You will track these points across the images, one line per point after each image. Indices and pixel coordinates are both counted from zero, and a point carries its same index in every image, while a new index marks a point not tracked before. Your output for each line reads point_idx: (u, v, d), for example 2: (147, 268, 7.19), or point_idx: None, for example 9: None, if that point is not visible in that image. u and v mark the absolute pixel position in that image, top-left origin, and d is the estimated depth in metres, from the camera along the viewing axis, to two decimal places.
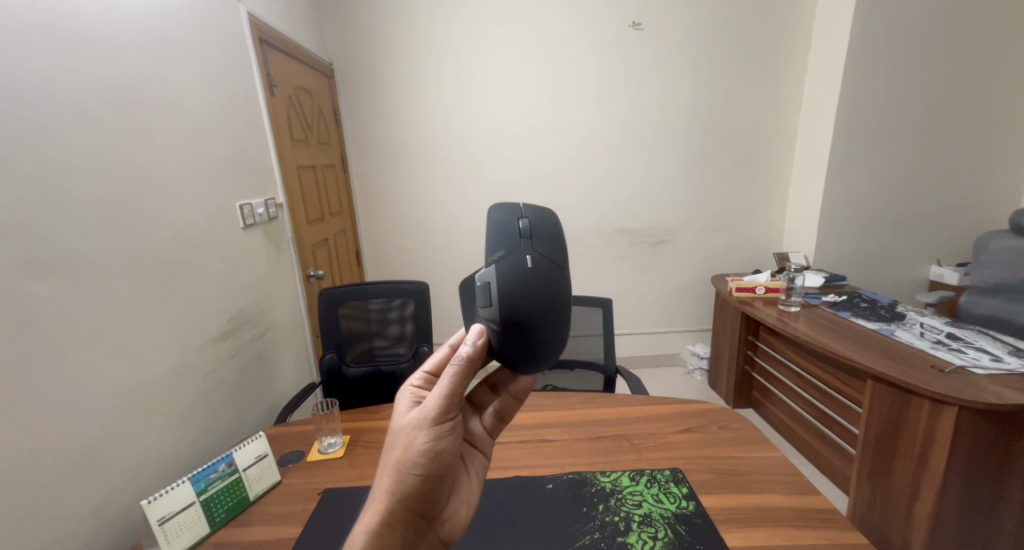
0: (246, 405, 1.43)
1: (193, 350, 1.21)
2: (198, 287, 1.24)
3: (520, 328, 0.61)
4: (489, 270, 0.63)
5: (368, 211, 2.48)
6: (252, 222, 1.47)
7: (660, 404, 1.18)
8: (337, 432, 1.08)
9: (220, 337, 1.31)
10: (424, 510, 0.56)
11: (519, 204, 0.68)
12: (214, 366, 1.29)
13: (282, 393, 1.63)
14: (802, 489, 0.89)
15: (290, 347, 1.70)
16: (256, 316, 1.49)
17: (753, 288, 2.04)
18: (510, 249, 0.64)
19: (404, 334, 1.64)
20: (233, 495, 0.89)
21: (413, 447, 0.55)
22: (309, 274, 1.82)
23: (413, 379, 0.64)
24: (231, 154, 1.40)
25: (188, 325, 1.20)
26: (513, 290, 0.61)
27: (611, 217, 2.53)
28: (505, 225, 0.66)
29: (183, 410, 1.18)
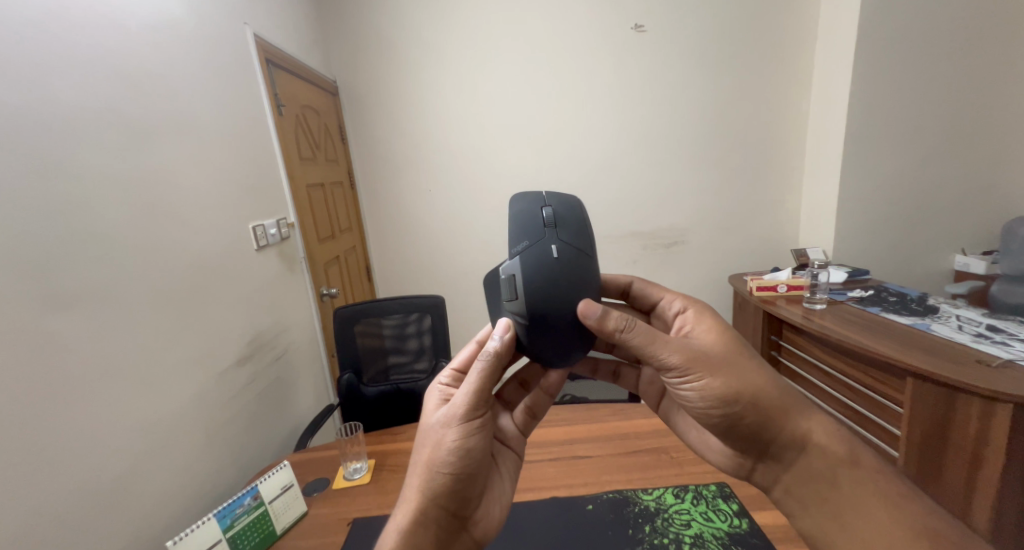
0: (266, 431, 1.39)
1: (212, 378, 1.18)
2: (214, 313, 1.20)
3: (542, 313, 0.79)
4: (514, 262, 0.80)
5: (376, 225, 2.46)
6: (266, 244, 1.44)
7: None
8: (362, 456, 1.05)
9: (239, 364, 1.28)
10: (451, 501, 0.72)
11: (542, 196, 0.85)
12: (234, 393, 1.26)
13: (302, 417, 1.59)
14: None
15: (309, 369, 1.67)
16: (273, 339, 1.45)
17: (774, 286, 2.00)
18: (535, 236, 0.83)
19: (422, 349, 1.61)
20: (259, 529, 0.85)
21: (441, 444, 0.72)
22: (323, 294, 1.79)
23: (442, 377, 0.83)
24: (243, 177, 1.39)
25: (206, 353, 1.16)
26: (535, 278, 0.79)
27: (620, 219, 2.49)
28: (532, 215, 0.84)
29: (206, 441, 1.14)
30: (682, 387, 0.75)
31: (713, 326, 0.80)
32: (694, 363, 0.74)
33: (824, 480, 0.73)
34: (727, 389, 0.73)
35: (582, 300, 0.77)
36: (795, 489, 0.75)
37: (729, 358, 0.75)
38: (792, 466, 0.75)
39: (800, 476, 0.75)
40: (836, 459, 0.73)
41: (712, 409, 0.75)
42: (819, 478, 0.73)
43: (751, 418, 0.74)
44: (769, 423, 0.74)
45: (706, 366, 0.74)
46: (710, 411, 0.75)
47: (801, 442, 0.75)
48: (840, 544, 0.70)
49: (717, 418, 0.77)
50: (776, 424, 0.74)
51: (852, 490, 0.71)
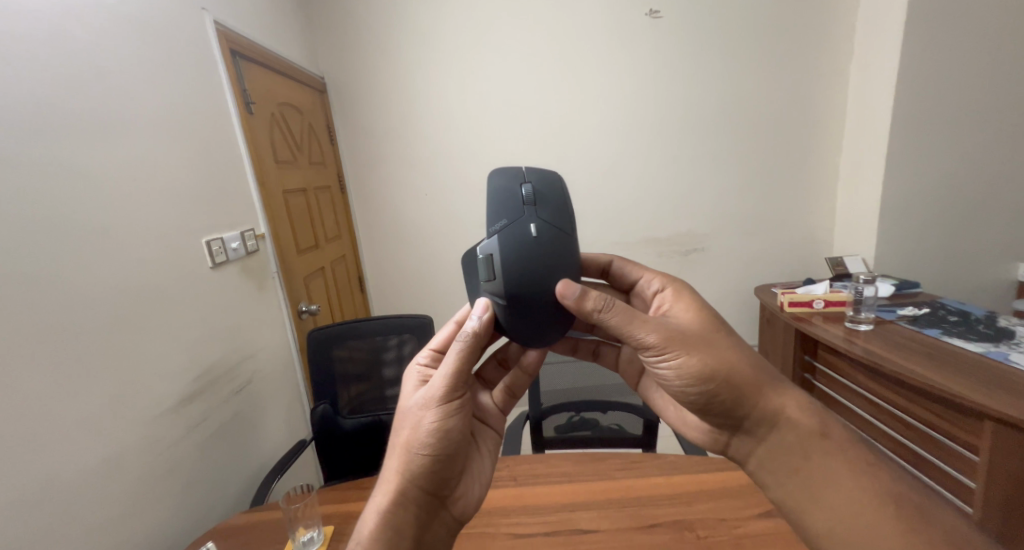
0: (222, 475, 1.22)
1: (145, 423, 1.01)
2: (151, 347, 1.03)
3: (523, 293, 0.82)
4: (492, 244, 0.82)
5: (370, 233, 2.31)
6: (225, 259, 1.27)
7: (722, 473, 0.95)
8: (316, 523, 0.87)
9: (183, 403, 1.10)
10: (430, 479, 0.75)
11: (522, 175, 0.87)
12: (174, 437, 1.08)
13: (273, 451, 1.44)
14: None
15: (283, 396, 1.51)
16: (234, 368, 1.28)
17: (810, 302, 1.76)
18: (515, 215, 0.85)
19: (401, 376, 1.45)
20: None
21: (421, 426, 0.75)
22: (301, 311, 1.63)
23: (420, 358, 0.86)
24: (200, 186, 1.22)
25: (132, 397, 0.98)
26: (514, 259, 0.82)
27: (632, 225, 2.28)
28: (511, 194, 0.85)
29: (129, 500, 0.97)
30: (659, 365, 0.82)
31: (689, 306, 0.88)
32: (671, 341, 0.80)
33: (796, 452, 0.78)
34: (701, 366, 0.80)
35: (562, 282, 0.82)
36: (766, 463, 0.80)
37: (704, 335, 0.82)
38: (764, 440, 0.81)
39: (773, 450, 0.80)
40: (807, 432, 0.78)
41: (688, 386, 0.81)
42: (792, 450, 0.78)
43: (726, 396, 0.80)
44: (743, 400, 0.79)
45: (682, 345, 0.79)
46: (686, 388, 0.82)
47: (773, 416, 0.80)
48: (812, 514, 0.75)
49: (693, 396, 0.83)
50: (749, 402, 0.79)
51: (825, 462, 0.76)
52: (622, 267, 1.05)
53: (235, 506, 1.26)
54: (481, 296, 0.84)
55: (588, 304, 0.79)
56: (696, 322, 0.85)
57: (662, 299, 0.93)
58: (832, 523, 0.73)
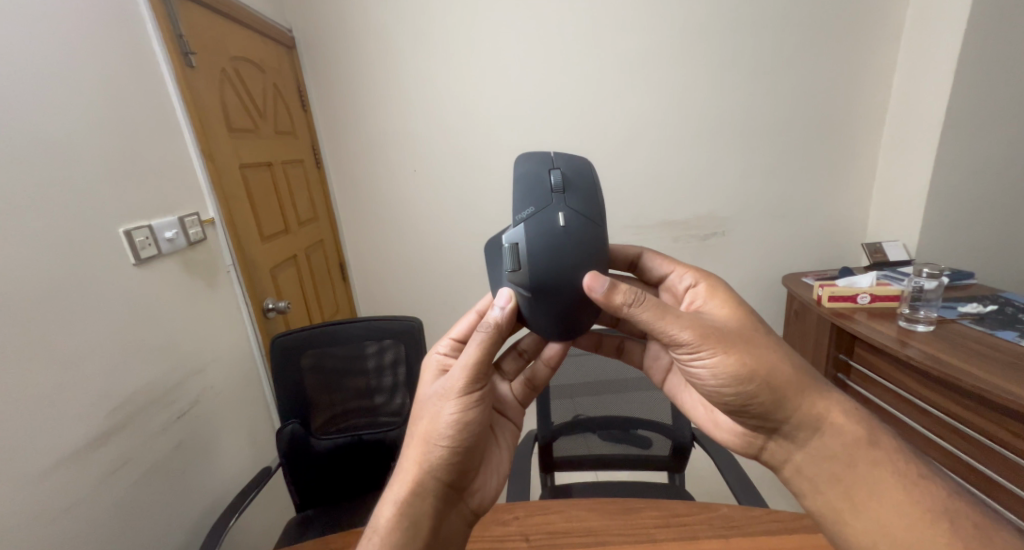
0: (163, 519, 1.01)
1: (41, 478, 0.79)
2: (47, 374, 0.80)
3: (546, 287, 0.66)
4: (518, 230, 0.66)
5: (353, 216, 2.05)
6: (155, 253, 1.01)
7: (794, 535, 0.81)
8: None
9: (94, 445, 0.88)
10: (450, 472, 0.67)
11: (550, 155, 0.69)
12: (80, 491, 0.85)
13: (232, 478, 1.24)
14: None
15: (242, 416, 1.29)
16: (175, 388, 1.06)
17: (854, 296, 1.56)
18: (541, 201, 0.67)
19: (383, 386, 1.28)
20: None
21: (440, 417, 0.66)
22: (268, 309, 1.39)
23: (441, 345, 0.75)
24: (115, 168, 0.95)
25: (15, 454, 0.75)
26: (541, 251, 0.65)
27: (648, 207, 2.04)
28: (537, 178, 0.68)
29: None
30: (691, 363, 0.66)
31: (727, 302, 0.71)
32: (709, 338, 0.64)
33: (841, 459, 0.65)
34: (743, 365, 0.65)
35: (589, 274, 0.64)
36: (806, 470, 0.67)
37: (745, 334, 0.67)
38: (805, 447, 0.67)
39: (813, 456, 0.66)
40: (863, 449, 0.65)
41: (724, 389, 0.66)
42: (835, 458, 0.65)
43: (767, 400, 0.66)
44: (785, 404, 0.66)
45: (719, 341, 0.64)
46: (723, 391, 0.67)
47: (815, 421, 0.66)
48: (854, 525, 0.63)
49: (729, 399, 0.68)
50: (790, 404, 0.66)
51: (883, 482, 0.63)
52: (653, 259, 0.85)
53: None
54: (505, 286, 0.70)
55: (619, 296, 0.63)
56: (735, 320, 0.69)
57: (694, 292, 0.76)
58: (881, 541, 0.61)
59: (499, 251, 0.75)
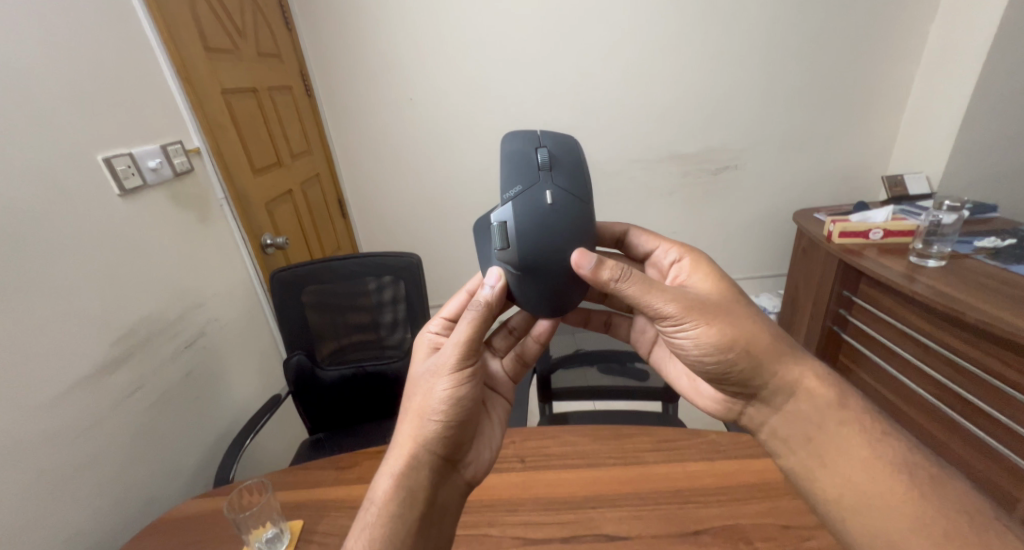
0: (179, 442, 1.07)
1: (57, 403, 0.82)
2: (44, 304, 0.81)
3: (535, 264, 0.64)
4: (506, 209, 0.65)
5: (349, 149, 1.97)
6: (140, 184, 0.99)
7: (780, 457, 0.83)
8: (277, 523, 0.82)
9: (103, 372, 0.91)
10: (445, 447, 0.63)
11: (536, 135, 0.69)
12: (97, 414, 0.89)
13: (243, 405, 1.30)
14: None
15: (250, 349, 1.34)
16: (178, 321, 1.08)
17: (865, 232, 1.51)
18: (528, 180, 0.66)
19: (385, 323, 1.30)
20: None
21: (433, 392, 0.62)
22: (266, 244, 1.39)
23: (432, 326, 0.74)
24: (83, 90, 0.90)
25: (27, 378, 0.78)
26: (530, 227, 0.64)
27: (660, 139, 1.95)
28: (524, 155, 0.67)
29: (53, 495, 0.81)
30: (675, 334, 0.66)
31: (709, 275, 0.70)
32: (692, 310, 0.64)
33: (812, 421, 0.65)
34: (726, 336, 0.64)
35: (576, 251, 0.63)
36: (780, 433, 0.67)
37: (727, 305, 0.66)
38: (780, 411, 0.67)
39: (787, 420, 0.66)
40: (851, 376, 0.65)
41: (706, 357, 0.66)
42: (807, 420, 0.65)
43: (744, 368, 0.66)
44: (762, 371, 0.66)
45: (701, 312, 0.64)
46: (705, 360, 0.66)
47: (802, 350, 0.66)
48: (822, 479, 0.62)
49: (712, 367, 0.67)
50: (768, 372, 0.66)
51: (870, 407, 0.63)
52: (639, 235, 0.82)
53: (198, 481, 1.13)
54: (494, 265, 0.68)
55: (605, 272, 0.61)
56: (718, 291, 0.68)
57: (676, 265, 0.75)
58: (846, 493, 0.60)
59: (486, 230, 0.73)
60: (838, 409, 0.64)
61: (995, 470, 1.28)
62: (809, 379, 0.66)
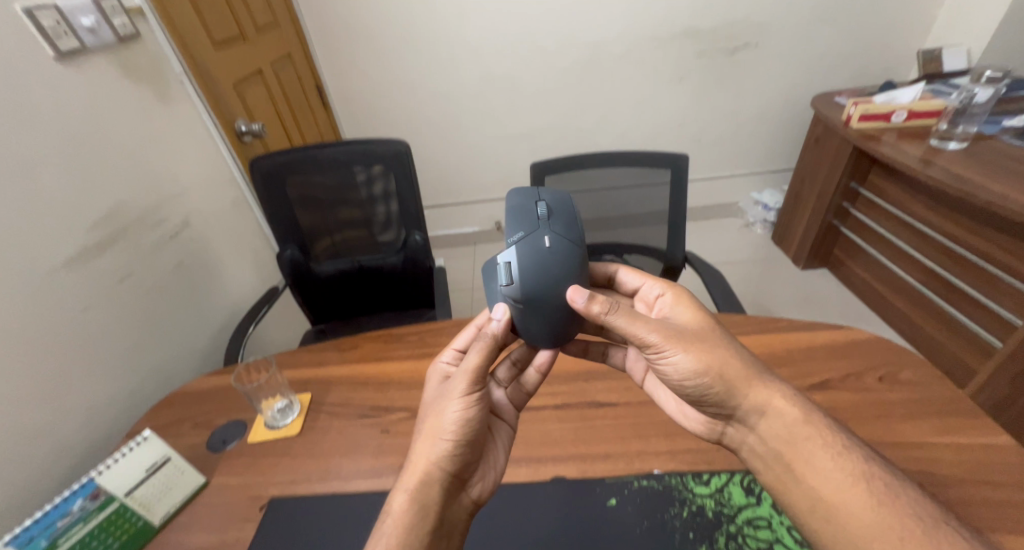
0: (183, 327, 1.11)
1: (58, 280, 0.84)
2: (19, 175, 0.78)
3: (539, 299, 0.62)
4: (509, 253, 0.63)
5: (328, 26, 1.78)
6: (77, 47, 0.89)
7: (769, 334, 0.86)
8: (288, 395, 0.87)
9: (91, 254, 0.90)
10: (457, 468, 0.57)
11: (535, 190, 0.68)
12: (94, 296, 0.90)
13: (240, 294, 1.33)
14: (981, 498, 0.60)
15: (237, 241, 1.33)
16: (156, 210, 1.06)
17: (888, 115, 1.41)
18: (529, 227, 0.65)
19: (379, 219, 1.27)
20: (118, 530, 0.66)
21: (444, 413, 0.58)
22: (241, 131, 1.32)
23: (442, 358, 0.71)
24: None
25: (22, 251, 0.78)
26: (534, 269, 0.62)
27: (674, 13, 1.78)
28: (524, 207, 0.67)
29: (65, 368, 0.84)
30: (657, 361, 0.60)
31: (691, 307, 0.64)
32: (675, 337, 0.59)
33: (784, 442, 0.56)
34: (711, 364, 0.58)
35: (571, 288, 0.61)
36: (756, 449, 0.58)
37: (707, 335, 0.60)
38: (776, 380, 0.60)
39: (766, 439, 0.57)
40: None
41: (686, 381, 0.59)
42: (782, 437, 0.56)
43: (719, 391, 0.58)
44: (735, 395, 0.58)
45: (683, 340, 0.59)
46: (686, 384, 0.60)
47: None
48: (793, 494, 0.54)
49: (692, 392, 0.61)
50: (744, 393, 0.58)
51: None
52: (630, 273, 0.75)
53: (207, 363, 1.19)
54: (499, 300, 0.66)
55: (596, 307, 0.59)
56: (701, 319, 0.62)
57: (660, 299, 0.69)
58: (818, 507, 0.52)
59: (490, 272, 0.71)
60: (804, 425, 0.56)
61: (966, 347, 1.43)
62: (780, 398, 0.57)
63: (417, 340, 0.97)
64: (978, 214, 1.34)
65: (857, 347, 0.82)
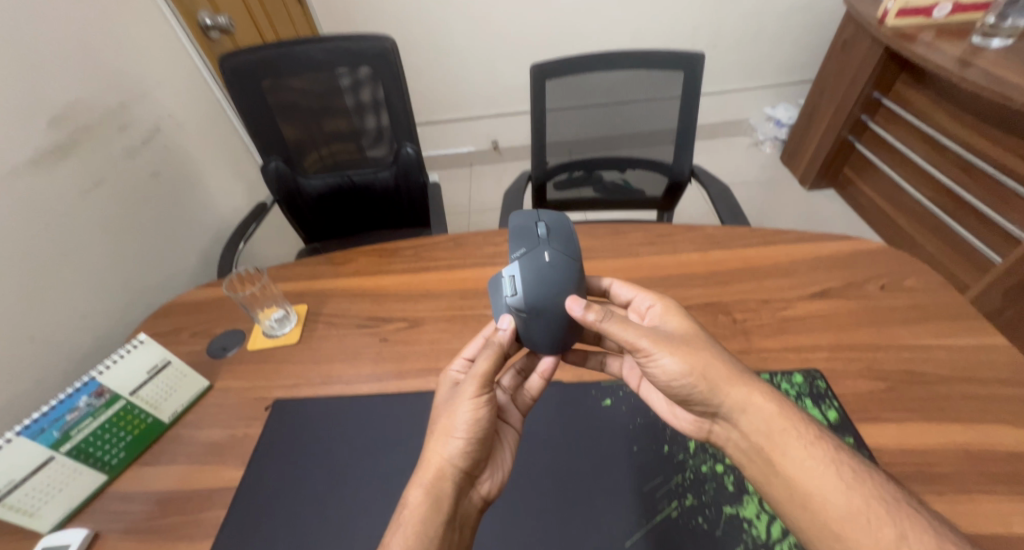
0: (162, 238, 1.11)
1: (21, 181, 0.82)
2: None
3: (547, 312, 0.57)
4: (512, 272, 0.58)
5: None
6: None
7: (775, 246, 0.83)
8: (284, 305, 0.87)
9: (51, 156, 0.87)
10: (468, 466, 0.53)
11: (534, 211, 0.64)
12: (64, 201, 0.89)
13: (222, 207, 1.31)
14: (969, 400, 0.60)
15: (215, 149, 1.29)
16: (115, 115, 1.01)
17: (930, 9, 1.26)
18: (531, 245, 0.60)
19: (368, 130, 1.20)
20: (128, 426, 0.68)
21: (455, 414, 0.54)
22: (205, 25, 1.22)
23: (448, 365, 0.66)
24: None
25: None
26: (540, 284, 0.57)
27: None
28: (523, 227, 0.62)
29: (45, 275, 0.85)
30: (644, 362, 0.55)
31: (679, 313, 0.58)
32: (661, 338, 0.54)
33: (766, 440, 0.50)
34: (697, 364, 0.52)
35: (569, 297, 0.56)
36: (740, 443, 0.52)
37: (693, 341, 0.54)
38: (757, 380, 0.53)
39: (750, 433, 0.51)
40: None
41: (673, 381, 0.54)
42: (767, 431, 0.50)
43: (704, 388, 0.52)
44: (719, 394, 0.52)
45: (669, 341, 0.53)
46: (673, 385, 0.54)
47: None
48: (774, 486, 0.49)
49: (680, 393, 0.54)
50: (726, 391, 0.52)
51: None
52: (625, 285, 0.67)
53: (199, 272, 1.22)
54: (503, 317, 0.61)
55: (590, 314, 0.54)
56: (688, 326, 0.57)
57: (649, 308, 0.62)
58: (798, 496, 0.47)
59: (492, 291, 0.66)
60: (779, 418, 0.50)
61: (969, 264, 1.41)
62: (760, 395, 0.51)
63: (412, 254, 0.96)
64: (1005, 121, 1.25)
65: (865, 257, 0.79)
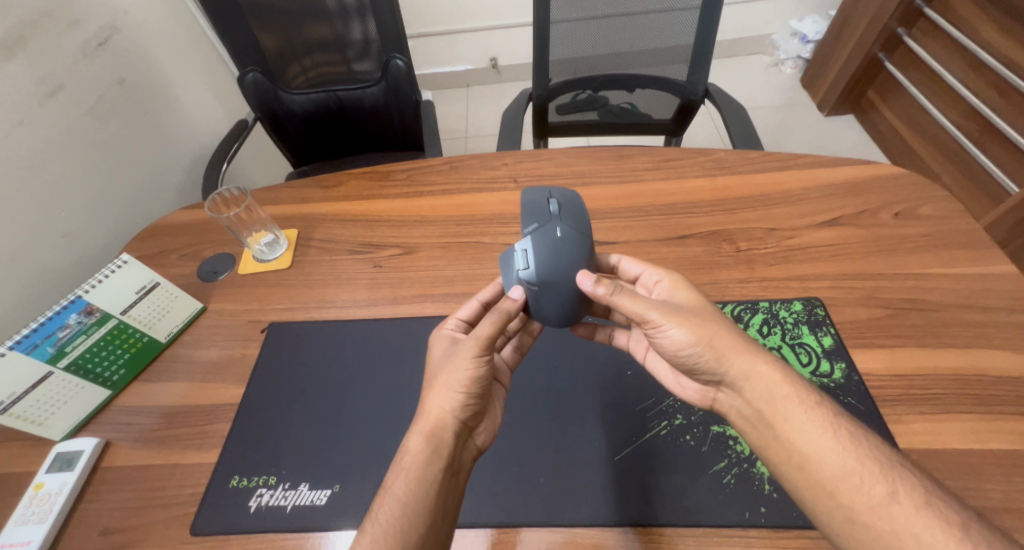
0: (133, 153, 1.05)
1: None
2: None
3: (559, 288, 0.55)
4: (524, 249, 0.56)
5: None
6: None
7: (786, 171, 0.78)
8: (274, 230, 0.84)
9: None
10: (468, 419, 0.52)
11: (546, 189, 0.60)
12: (19, 107, 0.83)
13: (197, 122, 1.24)
14: (969, 329, 0.59)
15: (182, 57, 1.20)
16: (63, 9, 0.92)
17: None
18: (542, 221, 0.57)
19: (353, 39, 1.09)
20: (125, 345, 0.69)
21: (454, 370, 0.52)
22: None
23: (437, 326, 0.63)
24: None
25: None
26: (553, 260, 0.54)
27: None
28: (534, 204, 0.59)
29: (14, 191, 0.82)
30: (650, 333, 0.53)
31: (689, 286, 0.56)
32: (671, 309, 0.52)
33: (768, 409, 0.48)
34: (706, 334, 0.50)
35: (582, 273, 0.54)
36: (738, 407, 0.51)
37: (704, 313, 0.52)
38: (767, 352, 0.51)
39: (751, 400, 0.49)
40: None
41: (680, 350, 0.52)
42: (768, 399, 0.48)
43: (711, 358, 0.51)
44: (726, 362, 0.50)
45: (680, 313, 0.51)
46: (681, 355, 0.52)
47: None
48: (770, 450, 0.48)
49: (688, 363, 0.52)
50: (732, 359, 0.50)
51: None
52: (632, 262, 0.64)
53: (183, 192, 1.18)
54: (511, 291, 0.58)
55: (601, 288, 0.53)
56: (698, 298, 0.55)
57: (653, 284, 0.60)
58: (793, 457, 0.46)
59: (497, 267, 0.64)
60: (782, 384, 0.48)
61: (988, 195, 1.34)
62: (766, 363, 0.49)
63: (403, 178, 0.91)
64: None
65: (881, 184, 0.75)
